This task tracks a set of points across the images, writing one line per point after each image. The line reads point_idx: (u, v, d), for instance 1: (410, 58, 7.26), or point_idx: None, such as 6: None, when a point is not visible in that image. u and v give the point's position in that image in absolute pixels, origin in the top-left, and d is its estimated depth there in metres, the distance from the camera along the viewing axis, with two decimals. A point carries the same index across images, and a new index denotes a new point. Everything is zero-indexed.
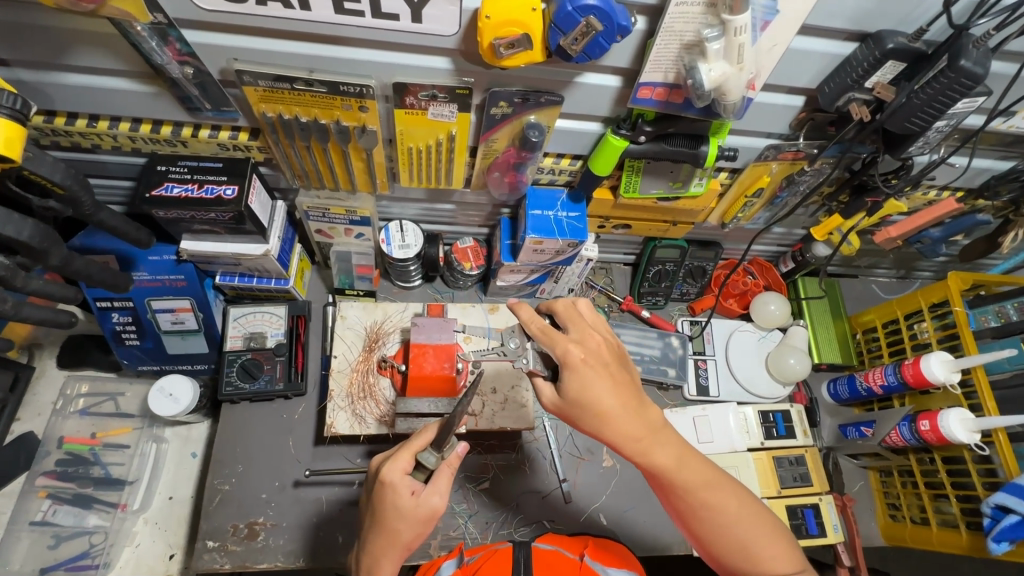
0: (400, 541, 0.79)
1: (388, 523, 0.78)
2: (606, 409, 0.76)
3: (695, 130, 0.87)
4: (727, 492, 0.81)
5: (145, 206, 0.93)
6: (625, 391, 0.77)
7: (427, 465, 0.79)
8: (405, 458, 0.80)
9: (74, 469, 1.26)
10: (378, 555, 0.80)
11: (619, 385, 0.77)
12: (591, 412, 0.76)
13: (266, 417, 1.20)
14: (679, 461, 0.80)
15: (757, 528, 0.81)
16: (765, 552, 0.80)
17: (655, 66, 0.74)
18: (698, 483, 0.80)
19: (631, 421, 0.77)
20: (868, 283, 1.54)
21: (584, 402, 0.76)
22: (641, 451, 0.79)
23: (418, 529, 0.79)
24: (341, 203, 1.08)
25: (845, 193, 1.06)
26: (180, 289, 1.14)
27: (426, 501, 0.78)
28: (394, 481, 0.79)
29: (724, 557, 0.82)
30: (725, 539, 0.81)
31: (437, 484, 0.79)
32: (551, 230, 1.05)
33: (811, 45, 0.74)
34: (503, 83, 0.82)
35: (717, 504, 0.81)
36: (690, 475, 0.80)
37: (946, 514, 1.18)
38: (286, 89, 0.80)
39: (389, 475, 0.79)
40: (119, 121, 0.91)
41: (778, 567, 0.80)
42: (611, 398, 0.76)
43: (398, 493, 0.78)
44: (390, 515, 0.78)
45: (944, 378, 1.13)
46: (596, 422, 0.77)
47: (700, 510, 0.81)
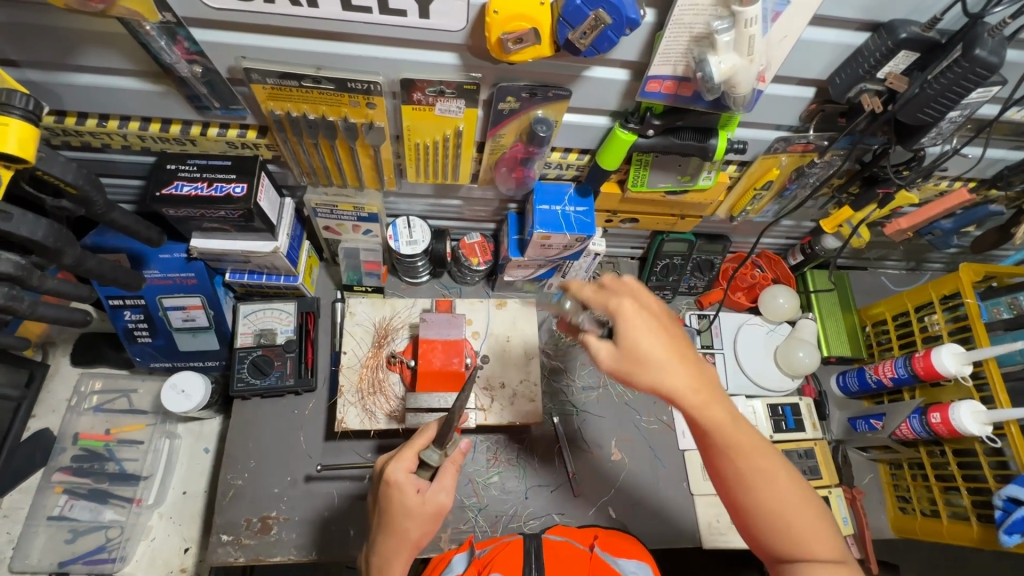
0: (414, 543, 0.80)
1: (397, 522, 0.79)
2: (660, 355, 0.73)
3: (704, 123, 0.86)
4: (779, 463, 0.75)
5: (156, 205, 0.93)
6: (680, 343, 0.75)
7: (430, 463, 0.81)
8: (409, 458, 0.82)
9: (89, 464, 1.28)
10: (389, 556, 0.80)
11: (674, 337, 0.75)
12: (641, 352, 0.73)
13: (277, 413, 1.21)
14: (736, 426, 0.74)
15: (810, 507, 0.74)
16: (810, 533, 0.73)
17: (665, 59, 0.74)
18: (755, 451, 0.74)
19: (685, 373, 0.74)
20: (878, 275, 1.53)
21: (632, 350, 0.73)
22: (693, 395, 0.73)
23: (426, 527, 0.80)
24: (349, 199, 1.09)
25: (855, 184, 1.05)
26: (190, 287, 1.15)
27: (431, 499, 0.80)
28: (399, 481, 0.80)
29: (769, 532, 0.74)
30: (774, 512, 0.73)
31: (442, 482, 0.81)
32: (559, 224, 1.05)
33: (822, 36, 0.73)
34: (511, 77, 0.81)
35: (770, 476, 0.74)
36: (743, 431, 0.75)
37: (957, 506, 1.17)
38: (294, 86, 0.80)
39: (396, 474, 0.80)
40: (129, 120, 0.91)
41: (824, 553, 0.72)
42: (661, 345, 0.73)
43: (403, 492, 0.79)
44: (397, 514, 0.79)
45: (956, 370, 1.13)
46: (647, 376, 0.73)
47: (750, 472, 0.74)
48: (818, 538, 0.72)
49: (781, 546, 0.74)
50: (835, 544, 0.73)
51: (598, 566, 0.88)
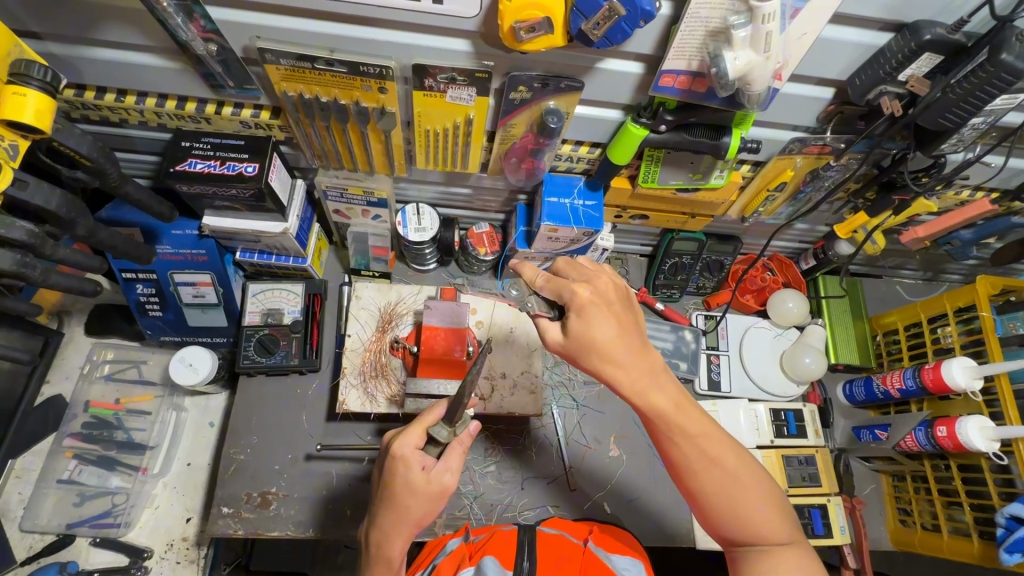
0: (414, 522, 0.80)
1: (399, 499, 0.79)
2: (610, 348, 0.75)
3: (717, 121, 0.85)
4: (729, 447, 0.77)
5: (170, 180, 0.95)
6: (629, 333, 0.76)
7: (439, 440, 0.80)
8: (416, 434, 0.82)
9: (99, 432, 1.31)
10: (387, 537, 0.81)
11: (624, 326, 0.76)
12: (590, 345, 0.75)
13: (282, 391, 1.23)
14: (678, 409, 0.77)
15: (753, 492, 0.77)
16: (757, 519, 0.77)
17: (679, 52, 0.73)
18: (700, 435, 0.77)
19: (632, 361, 0.76)
20: (892, 284, 1.50)
21: (586, 340, 0.75)
22: (640, 386, 0.76)
23: (429, 507, 0.80)
24: (359, 183, 1.09)
25: (872, 189, 1.03)
26: (201, 263, 1.17)
27: (436, 479, 0.79)
28: (405, 455, 0.80)
29: (717, 516, 0.78)
30: (721, 497, 0.76)
31: (449, 462, 0.81)
32: (566, 218, 1.05)
33: (843, 35, 0.72)
34: (524, 67, 0.81)
35: (714, 459, 0.77)
36: (691, 420, 0.77)
37: (958, 522, 1.16)
38: (308, 68, 0.81)
39: (404, 450, 0.80)
40: (146, 96, 0.93)
41: (767, 535, 0.76)
42: (608, 341, 0.75)
43: (409, 467, 0.79)
44: (401, 490, 0.79)
45: (965, 385, 1.10)
46: (596, 361, 0.76)
47: (695, 456, 0.77)
48: (762, 521, 0.76)
49: (732, 527, 0.77)
50: (780, 527, 0.77)
51: (591, 561, 0.88)
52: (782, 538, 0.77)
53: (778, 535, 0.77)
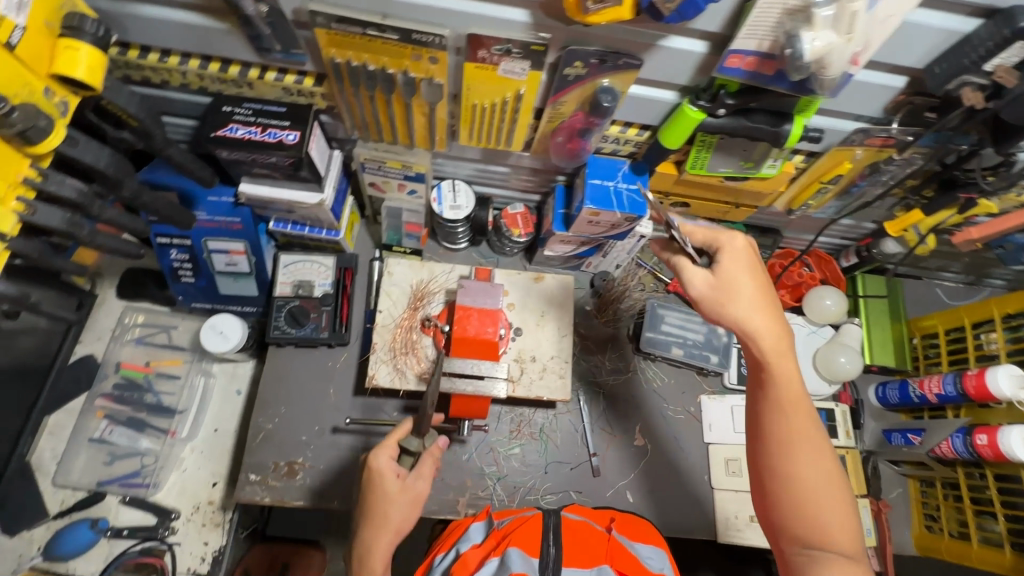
0: (396, 527, 0.88)
1: (379, 508, 0.88)
2: (748, 303, 0.77)
3: (779, 107, 0.81)
4: (826, 448, 0.77)
5: (211, 145, 0.94)
6: (768, 296, 0.79)
7: (411, 450, 0.91)
8: (391, 447, 0.92)
9: (129, 393, 1.33)
10: (372, 544, 0.87)
11: (765, 293, 0.78)
12: (732, 298, 0.78)
13: (311, 363, 1.23)
14: (796, 391, 0.77)
15: (834, 497, 0.75)
16: (835, 522, 0.74)
17: (752, 31, 0.69)
18: (801, 423, 0.77)
19: (768, 320, 0.78)
20: (932, 286, 1.46)
21: (729, 288, 0.78)
22: (776, 354, 0.77)
23: (407, 512, 0.89)
24: (398, 156, 1.07)
25: (930, 186, 0.99)
26: (235, 232, 1.16)
27: (409, 484, 0.90)
28: (381, 467, 0.89)
29: (785, 503, 0.76)
30: (798, 487, 0.75)
31: (416, 470, 0.92)
32: (609, 201, 1.02)
33: (929, 19, 0.67)
34: (582, 41, 0.77)
35: (806, 453, 0.76)
36: (798, 409, 0.77)
37: (989, 532, 1.13)
38: (357, 33, 0.78)
39: (379, 465, 0.89)
40: (189, 58, 0.91)
41: (837, 540, 0.74)
42: (750, 299, 0.77)
43: (384, 477, 0.89)
44: (380, 499, 0.88)
45: (1011, 394, 1.07)
46: (726, 308, 0.78)
47: (791, 444, 0.77)
48: (838, 527, 0.74)
49: (798, 520, 0.75)
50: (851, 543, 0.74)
51: (617, 546, 0.88)
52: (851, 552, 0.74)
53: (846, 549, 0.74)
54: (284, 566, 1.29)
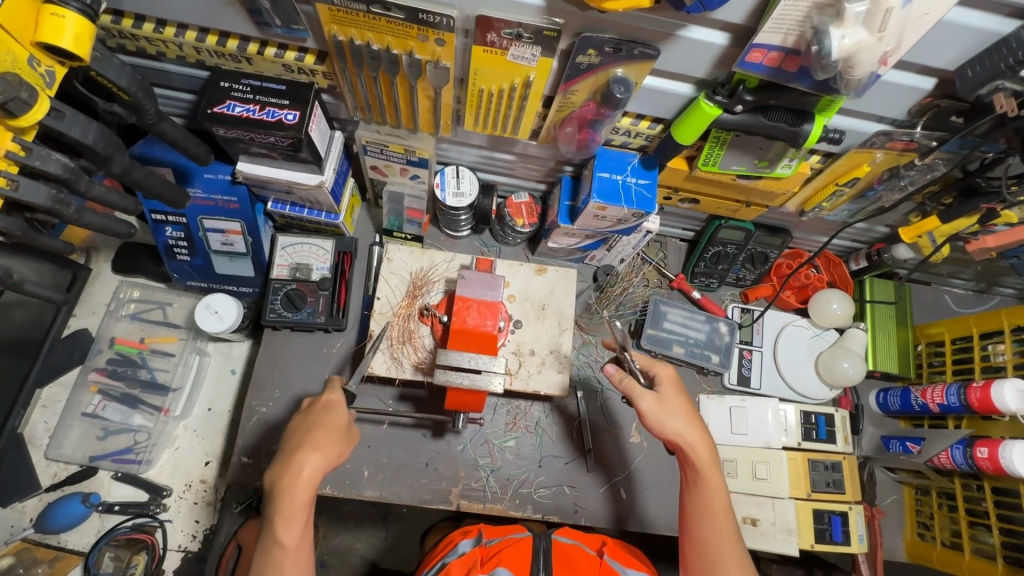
0: (338, 449, 0.87)
1: (324, 427, 0.88)
2: (678, 421, 0.92)
3: (800, 105, 0.78)
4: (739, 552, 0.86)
5: (207, 122, 0.90)
6: (696, 417, 0.93)
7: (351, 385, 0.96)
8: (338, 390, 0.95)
9: (123, 369, 1.32)
10: (299, 461, 0.83)
11: (693, 415, 0.93)
12: (669, 418, 0.92)
13: (306, 348, 1.22)
14: (713, 499, 0.89)
15: None
16: None
17: (776, 26, 0.65)
18: (720, 528, 0.88)
19: (695, 436, 0.91)
20: (941, 292, 1.45)
21: (663, 409, 0.93)
22: (704, 464, 0.90)
23: (341, 445, 0.88)
24: (400, 140, 1.04)
25: (950, 194, 0.95)
26: (232, 211, 1.14)
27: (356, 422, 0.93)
28: (338, 399, 0.94)
29: None
30: None
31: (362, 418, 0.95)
32: (617, 196, 0.99)
33: (967, 18, 0.63)
34: (596, 28, 0.74)
35: (721, 557, 0.86)
36: (717, 513, 0.89)
37: (982, 543, 1.13)
38: (361, 11, 0.74)
39: (332, 396, 0.93)
40: (186, 29, 0.87)
41: None
42: (683, 420, 0.92)
43: (337, 409, 0.92)
44: (326, 421, 0.90)
45: (1016, 408, 1.05)
46: (660, 424, 0.92)
47: (711, 543, 0.87)
48: None
49: None
50: None
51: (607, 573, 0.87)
52: None
53: None
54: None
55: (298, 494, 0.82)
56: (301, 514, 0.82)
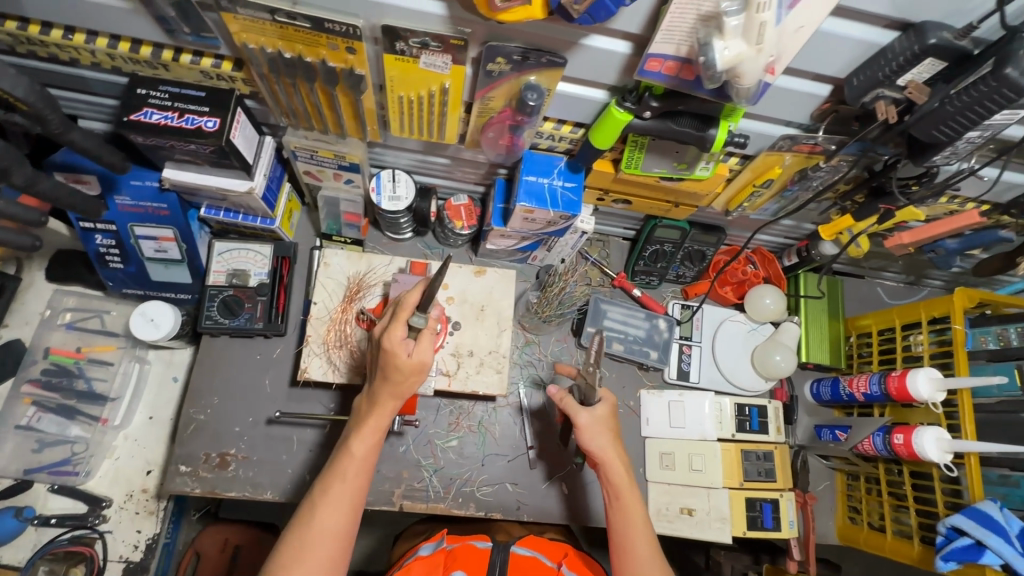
0: (404, 391, 0.94)
1: (390, 377, 0.92)
2: (609, 438, 0.99)
3: (704, 111, 0.80)
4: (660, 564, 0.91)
5: (123, 130, 0.89)
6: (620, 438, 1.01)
7: (417, 326, 0.91)
8: (398, 328, 0.91)
9: (58, 379, 1.29)
10: (378, 399, 0.95)
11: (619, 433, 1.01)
12: (601, 432, 0.99)
13: (244, 354, 1.21)
14: (637, 512, 0.95)
15: None
16: None
17: (668, 36, 0.67)
18: (644, 539, 0.93)
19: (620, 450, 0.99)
20: (873, 285, 1.49)
21: (596, 427, 1.00)
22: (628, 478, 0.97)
23: (414, 378, 0.93)
24: (329, 146, 1.04)
25: (860, 193, 0.99)
26: (163, 218, 1.12)
27: (418, 356, 0.92)
28: (392, 347, 0.90)
29: None
30: None
31: (423, 344, 0.92)
32: (543, 199, 1.01)
33: (845, 29, 0.66)
34: (503, 37, 0.75)
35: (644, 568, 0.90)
36: (641, 525, 0.94)
37: (904, 525, 1.18)
38: (269, 20, 0.74)
39: (392, 345, 0.90)
40: (97, 36, 0.85)
41: None
42: (610, 436, 1.00)
43: (395, 356, 0.90)
44: (391, 370, 0.91)
45: (928, 397, 1.10)
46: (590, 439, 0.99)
47: (637, 554, 0.92)
48: None
49: None
50: None
51: None
52: None
53: None
54: (235, 548, 1.40)
55: (374, 421, 0.95)
56: (370, 436, 0.95)
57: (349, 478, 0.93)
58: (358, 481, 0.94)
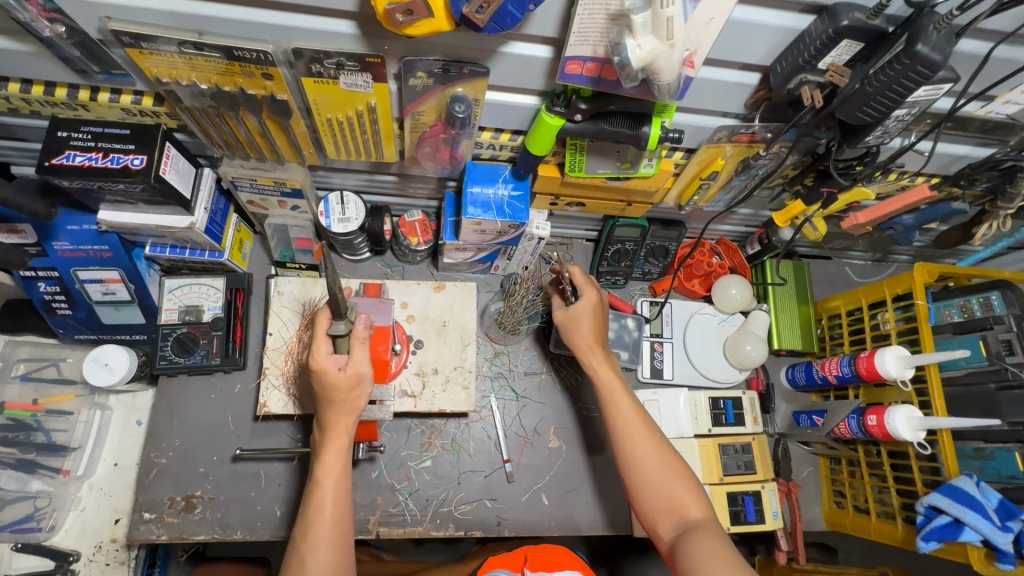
0: (353, 407, 0.91)
1: (331, 397, 0.90)
2: (585, 320, 1.10)
3: (635, 109, 0.79)
4: (652, 435, 0.99)
5: (46, 176, 0.86)
6: (597, 326, 1.11)
7: (340, 333, 0.89)
8: (323, 342, 0.90)
9: (15, 434, 1.23)
10: (331, 417, 0.92)
11: (597, 316, 1.11)
12: (578, 326, 1.10)
13: (204, 392, 1.18)
14: (616, 388, 1.05)
15: (664, 473, 0.95)
16: (677, 497, 0.93)
17: (582, 37, 0.66)
18: (628, 414, 1.01)
19: (594, 332, 1.10)
20: (841, 265, 1.48)
21: (573, 318, 1.11)
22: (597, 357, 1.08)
23: (354, 390, 0.91)
24: (268, 173, 1.01)
25: (808, 177, 0.98)
26: (106, 260, 1.09)
27: (352, 368, 0.90)
28: (322, 364, 0.89)
29: (637, 486, 0.96)
30: (636, 470, 0.97)
31: (355, 356, 0.90)
32: (490, 209, 1.00)
33: (758, 17, 0.65)
34: (420, 52, 0.73)
35: (635, 439, 0.99)
36: (622, 398, 1.03)
37: (887, 506, 1.17)
38: (177, 53, 0.72)
39: (318, 364, 0.89)
40: (8, 82, 0.83)
41: (683, 505, 0.92)
42: (591, 318, 1.10)
43: (326, 371, 0.89)
44: (328, 390, 0.90)
45: (897, 374, 1.09)
46: (570, 326, 1.11)
47: (625, 427, 1.00)
48: (677, 498, 0.93)
49: (655, 500, 0.94)
50: (693, 503, 0.93)
51: None
52: (695, 515, 0.92)
53: (693, 511, 0.92)
54: None
55: (333, 443, 0.93)
56: (335, 461, 0.92)
57: (327, 505, 0.90)
58: (337, 504, 0.91)
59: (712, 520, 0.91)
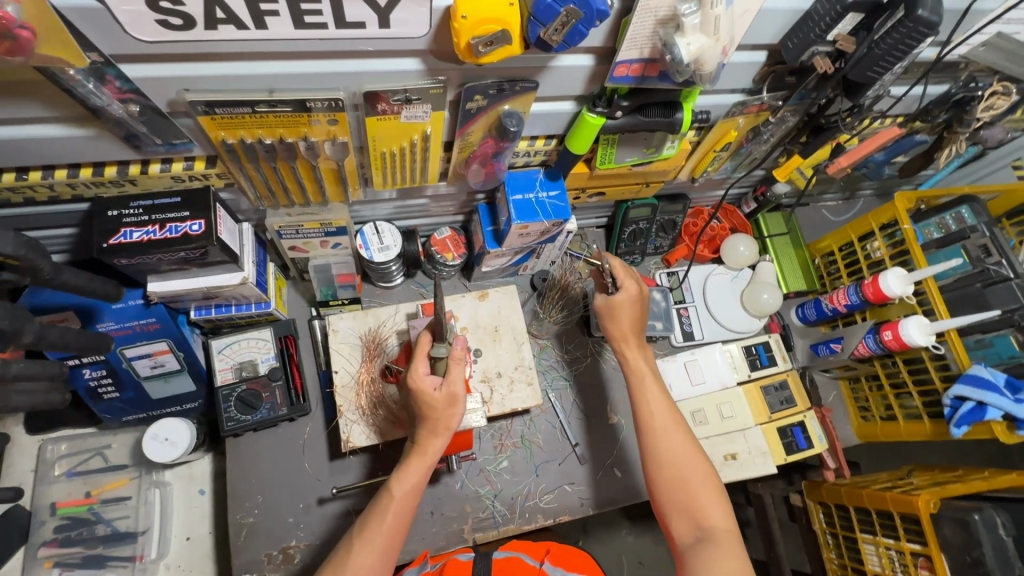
0: (446, 427, 0.92)
1: (429, 415, 0.92)
2: (623, 311, 1.13)
3: (668, 98, 0.88)
4: (683, 435, 1.02)
5: (105, 257, 0.85)
6: (636, 317, 1.14)
7: (441, 356, 0.92)
8: (421, 363, 0.93)
9: (76, 532, 1.20)
10: (427, 442, 0.94)
11: (639, 308, 1.14)
12: (618, 317, 1.13)
13: (275, 443, 1.17)
14: (648, 381, 1.09)
15: (692, 473, 0.98)
16: (701, 498, 0.96)
17: (632, 43, 0.73)
18: (661, 407, 1.05)
19: (631, 322, 1.13)
20: (819, 209, 1.65)
21: (613, 310, 1.13)
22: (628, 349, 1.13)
23: (450, 410, 0.92)
24: (314, 216, 1.03)
25: (804, 134, 1.10)
26: (154, 332, 1.06)
27: (447, 388, 0.91)
28: (419, 384, 0.91)
29: (661, 479, 0.99)
30: (661, 464, 1.00)
31: (452, 375, 0.92)
32: (534, 213, 1.05)
33: (775, 4, 0.75)
34: (477, 76, 0.79)
35: (666, 432, 1.03)
36: (652, 395, 1.07)
37: (909, 408, 1.32)
38: (247, 113, 0.74)
39: (415, 383, 0.91)
40: (54, 169, 0.81)
41: (703, 507, 0.95)
42: (633, 309, 1.13)
43: (423, 391, 0.91)
44: (425, 410, 0.92)
45: (901, 292, 1.24)
46: (609, 313, 1.14)
47: (657, 420, 1.04)
48: (699, 500, 0.96)
49: (675, 496, 0.97)
50: (715, 508, 0.96)
51: None
52: (714, 520, 0.95)
53: (715, 515, 0.95)
54: None
55: (416, 461, 0.94)
56: (412, 476, 0.93)
57: (387, 518, 0.91)
58: (395, 523, 0.92)
59: (732, 531, 0.94)
